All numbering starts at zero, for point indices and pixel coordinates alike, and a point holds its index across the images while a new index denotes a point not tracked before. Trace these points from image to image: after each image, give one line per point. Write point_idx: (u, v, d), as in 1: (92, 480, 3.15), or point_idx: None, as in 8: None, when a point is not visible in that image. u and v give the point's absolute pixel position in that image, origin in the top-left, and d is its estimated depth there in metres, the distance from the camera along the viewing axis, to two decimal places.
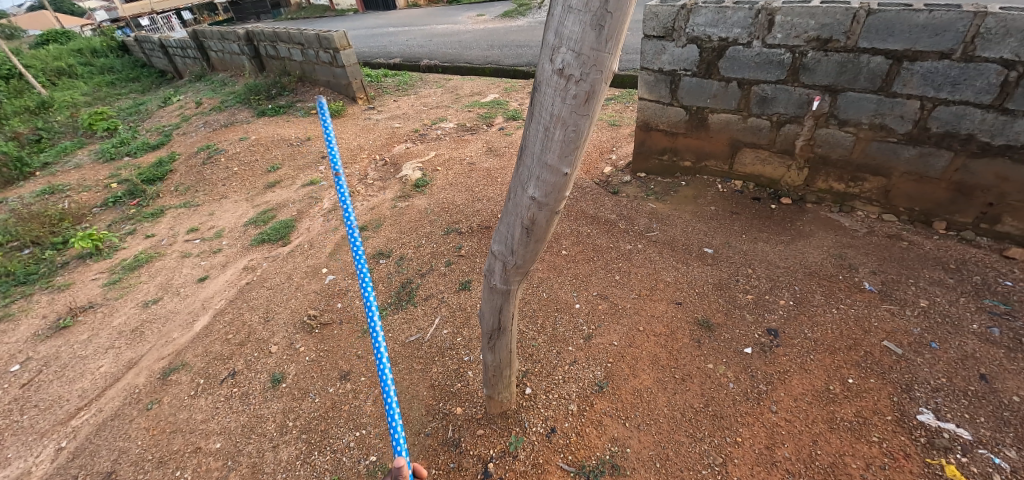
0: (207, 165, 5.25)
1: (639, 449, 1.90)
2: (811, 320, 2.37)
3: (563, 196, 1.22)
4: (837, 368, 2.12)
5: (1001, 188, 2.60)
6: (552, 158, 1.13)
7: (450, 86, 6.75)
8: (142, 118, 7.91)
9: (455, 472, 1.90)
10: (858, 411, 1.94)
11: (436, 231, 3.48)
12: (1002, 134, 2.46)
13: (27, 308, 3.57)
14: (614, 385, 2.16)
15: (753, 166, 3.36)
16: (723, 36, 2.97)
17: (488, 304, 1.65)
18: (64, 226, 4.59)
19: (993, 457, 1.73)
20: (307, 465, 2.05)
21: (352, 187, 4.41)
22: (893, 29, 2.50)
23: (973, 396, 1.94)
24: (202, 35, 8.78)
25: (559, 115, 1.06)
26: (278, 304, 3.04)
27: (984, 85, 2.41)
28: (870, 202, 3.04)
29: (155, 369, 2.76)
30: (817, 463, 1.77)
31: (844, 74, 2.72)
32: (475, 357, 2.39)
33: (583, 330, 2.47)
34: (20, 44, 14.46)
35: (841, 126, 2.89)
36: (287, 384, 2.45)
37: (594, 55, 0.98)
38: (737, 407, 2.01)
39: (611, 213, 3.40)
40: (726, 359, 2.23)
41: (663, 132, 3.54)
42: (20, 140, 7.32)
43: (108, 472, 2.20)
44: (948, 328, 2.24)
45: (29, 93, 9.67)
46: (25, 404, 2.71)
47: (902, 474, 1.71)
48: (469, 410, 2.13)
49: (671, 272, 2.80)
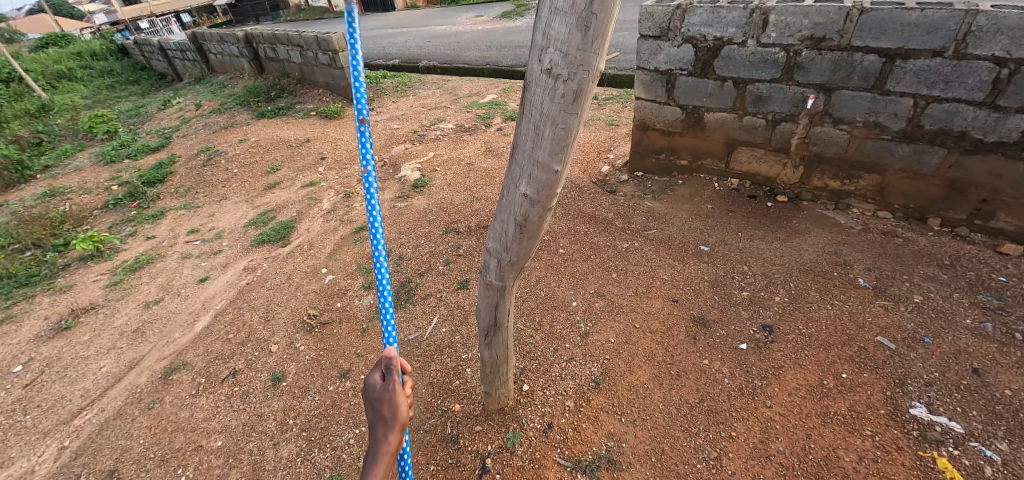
0: (207, 167, 5.28)
1: (634, 443, 1.92)
2: (806, 316, 2.39)
3: (555, 193, 1.25)
4: (831, 363, 2.14)
5: (994, 185, 2.62)
6: (543, 155, 1.15)
7: (449, 86, 6.78)
8: (142, 121, 7.94)
9: (453, 468, 1.92)
10: (852, 405, 1.96)
11: (434, 230, 3.50)
12: (995, 131, 2.49)
13: (29, 310, 3.60)
14: (610, 381, 2.18)
15: (749, 165, 3.38)
16: (718, 36, 2.99)
17: (485, 301, 1.67)
18: (64, 228, 4.62)
19: (985, 449, 1.75)
20: (308, 462, 2.07)
21: (351, 187, 4.44)
22: (886, 28, 2.52)
23: (965, 390, 1.96)
24: (201, 38, 8.80)
25: (548, 114, 1.09)
26: (279, 304, 3.07)
27: (976, 82, 2.44)
28: (866, 200, 3.07)
29: (156, 369, 2.79)
30: (809, 456, 1.79)
31: (838, 72, 2.74)
32: (473, 354, 2.42)
33: (580, 327, 2.49)
34: (21, 47, 14.52)
35: (836, 124, 2.91)
36: (288, 382, 2.48)
37: (581, 55, 1.00)
38: (731, 401, 2.04)
39: (608, 212, 3.42)
40: (722, 355, 2.25)
41: (659, 132, 3.57)
42: (21, 143, 7.35)
43: (110, 470, 2.22)
44: (942, 323, 2.26)
45: (29, 96, 9.71)
46: (27, 405, 2.74)
47: (894, 466, 1.73)
48: (467, 407, 2.15)
49: (666, 269, 2.82)
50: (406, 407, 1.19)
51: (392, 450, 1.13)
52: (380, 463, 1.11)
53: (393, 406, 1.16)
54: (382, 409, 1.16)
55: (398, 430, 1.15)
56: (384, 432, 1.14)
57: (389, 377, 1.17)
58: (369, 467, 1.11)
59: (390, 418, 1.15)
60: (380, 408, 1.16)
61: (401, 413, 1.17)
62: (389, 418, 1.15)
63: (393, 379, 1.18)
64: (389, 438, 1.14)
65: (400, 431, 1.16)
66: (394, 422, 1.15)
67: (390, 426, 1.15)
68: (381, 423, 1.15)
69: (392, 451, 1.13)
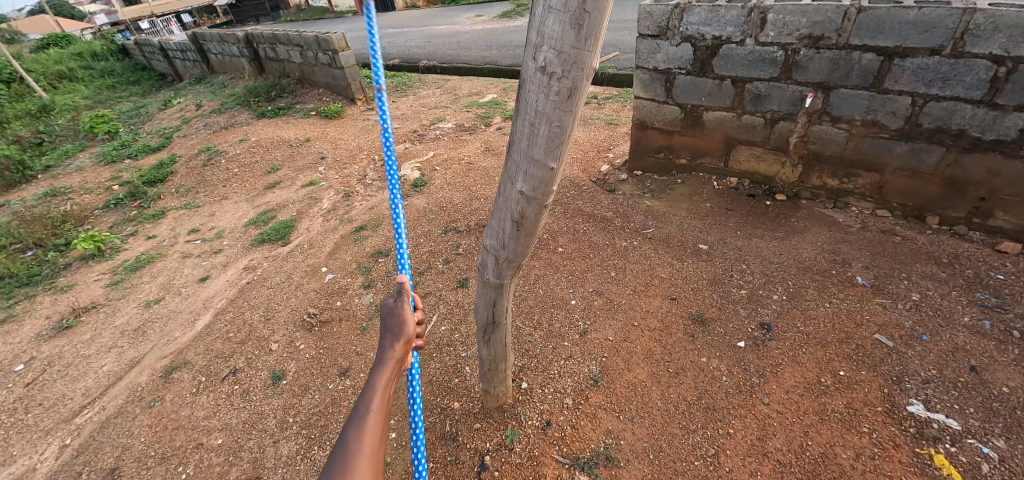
0: (207, 167, 5.29)
1: (632, 441, 1.93)
2: (804, 315, 2.40)
3: (551, 191, 1.25)
4: (829, 361, 2.15)
5: (992, 183, 2.63)
6: (538, 152, 1.16)
7: (448, 86, 6.78)
8: (142, 121, 7.96)
9: (452, 466, 1.93)
10: (850, 403, 1.96)
11: (434, 229, 3.51)
12: (993, 129, 2.49)
13: (31, 309, 3.61)
14: (609, 379, 2.19)
15: (748, 163, 3.39)
16: (716, 35, 3.00)
17: (483, 299, 1.68)
18: (65, 228, 4.63)
19: (982, 446, 1.75)
20: (307, 460, 2.08)
21: (351, 187, 4.45)
22: (883, 26, 2.52)
23: (963, 387, 1.97)
24: (202, 39, 8.81)
25: (543, 111, 1.10)
26: (279, 303, 3.08)
27: (974, 81, 2.44)
28: (864, 198, 3.07)
29: (156, 368, 2.80)
30: (807, 453, 1.80)
31: (836, 71, 2.75)
32: (472, 352, 2.43)
33: (579, 325, 2.50)
34: (21, 48, 14.55)
35: (834, 123, 2.92)
36: (287, 380, 2.49)
37: (574, 53, 1.01)
38: (729, 399, 2.05)
39: (607, 210, 3.43)
40: (720, 353, 2.26)
41: (658, 131, 3.58)
42: (22, 143, 7.37)
43: (111, 468, 2.23)
44: (940, 320, 2.27)
45: (30, 97, 9.73)
46: (30, 403, 2.75)
47: (891, 463, 1.74)
48: (467, 405, 2.16)
49: (665, 268, 2.83)
50: (412, 328, 1.23)
51: (396, 358, 1.16)
52: (386, 366, 1.13)
53: (402, 321, 1.21)
54: (391, 323, 1.21)
55: (403, 343, 1.19)
56: (390, 342, 1.18)
57: (400, 298, 1.23)
58: (375, 372, 1.12)
59: (397, 331, 1.20)
60: (388, 322, 1.21)
61: (410, 327, 1.22)
62: (397, 330, 1.19)
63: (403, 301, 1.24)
64: (394, 348, 1.17)
65: (406, 345, 1.19)
66: (401, 335, 1.19)
67: (397, 337, 1.19)
68: (388, 335, 1.19)
69: (397, 359, 1.16)
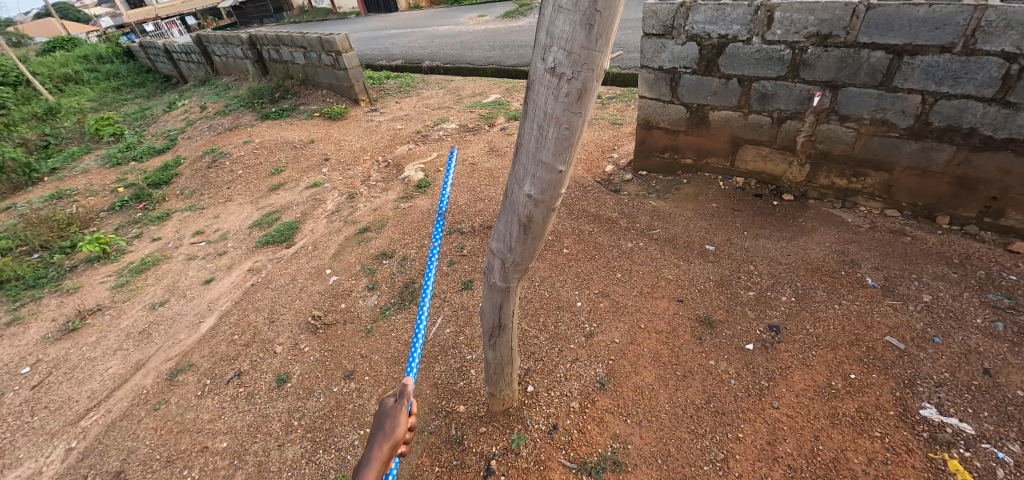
0: (211, 169, 5.31)
1: (640, 445, 1.91)
2: (813, 316, 2.37)
3: (559, 194, 1.23)
4: (839, 364, 2.12)
5: (1004, 182, 2.58)
6: (547, 155, 1.14)
7: (452, 87, 6.78)
8: (148, 123, 7.99)
9: (457, 470, 1.91)
10: (860, 406, 1.93)
11: (437, 231, 3.50)
12: (1005, 127, 2.45)
13: (37, 312, 3.62)
14: (615, 383, 2.16)
15: (754, 163, 3.35)
16: (723, 34, 2.97)
17: (488, 302, 1.66)
18: (71, 231, 4.65)
19: (996, 451, 1.72)
20: (313, 464, 2.07)
21: (355, 188, 4.45)
22: (893, 23, 2.48)
23: (976, 391, 1.93)
24: (206, 41, 8.85)
25: (552, 113, 1.08)
26: (283, 305, 3.07)
27: (985, 78, 2.40)
28: (873, 198, 3.03)
29: (162, 370, 2.80)
30: (818, 458, 1.78)
31: (844, 69, 2.72)
32: (477, 355, 2.41)
33: (584, 328, 2.48)
34: (27, 51, 14.70)
35: (843, 122, 2.88)
36: (292, 383, 2.48)
37: (585, 53, 0.99)
38: (738, 403, 2.02)
39: (613, 211, 3.40)
40: (728, 355, 2.23)
41: (664, 130, 3.55)
42: (29, 146, 7.40)
43: (117, 471, 2.23)
44: (952, 322, 2.23)
45: (36, 99, 9.78)
46: (35, 406, 2.76)
47: (904, 469, 1.71)
48: (471, 408, 2.14)
49: (671, 269, 2.80)
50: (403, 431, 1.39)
51: (380, 460, 1.30)
52: (370, 468, 1.27)
53: (393, 423, 1.37)
54: (384, 424, 1.38)
55: (390, 445, 1.33)
56: (378, 444, 1.33)
57: (400, 401, 1.41)
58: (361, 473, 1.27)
59: (386, 433, 1.35)
60: (382, 424, 1.38)
61: (399, 431, 1.37)
62: (388, 431, 1.36)
63: (401, 404, 1.41)
64: (380, 450, 1.32)
65: (393, 446, 1.34)
66: (390, 437, 1.35)
67: (386, 439, 1.34)
68: (379, 437, 1.35)
69: (382, 460, 1.30)
